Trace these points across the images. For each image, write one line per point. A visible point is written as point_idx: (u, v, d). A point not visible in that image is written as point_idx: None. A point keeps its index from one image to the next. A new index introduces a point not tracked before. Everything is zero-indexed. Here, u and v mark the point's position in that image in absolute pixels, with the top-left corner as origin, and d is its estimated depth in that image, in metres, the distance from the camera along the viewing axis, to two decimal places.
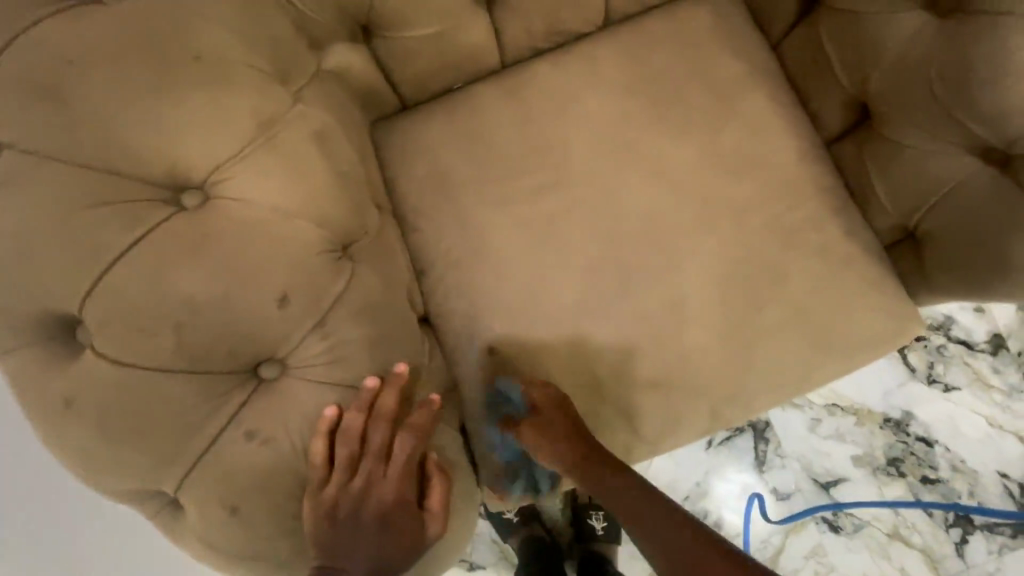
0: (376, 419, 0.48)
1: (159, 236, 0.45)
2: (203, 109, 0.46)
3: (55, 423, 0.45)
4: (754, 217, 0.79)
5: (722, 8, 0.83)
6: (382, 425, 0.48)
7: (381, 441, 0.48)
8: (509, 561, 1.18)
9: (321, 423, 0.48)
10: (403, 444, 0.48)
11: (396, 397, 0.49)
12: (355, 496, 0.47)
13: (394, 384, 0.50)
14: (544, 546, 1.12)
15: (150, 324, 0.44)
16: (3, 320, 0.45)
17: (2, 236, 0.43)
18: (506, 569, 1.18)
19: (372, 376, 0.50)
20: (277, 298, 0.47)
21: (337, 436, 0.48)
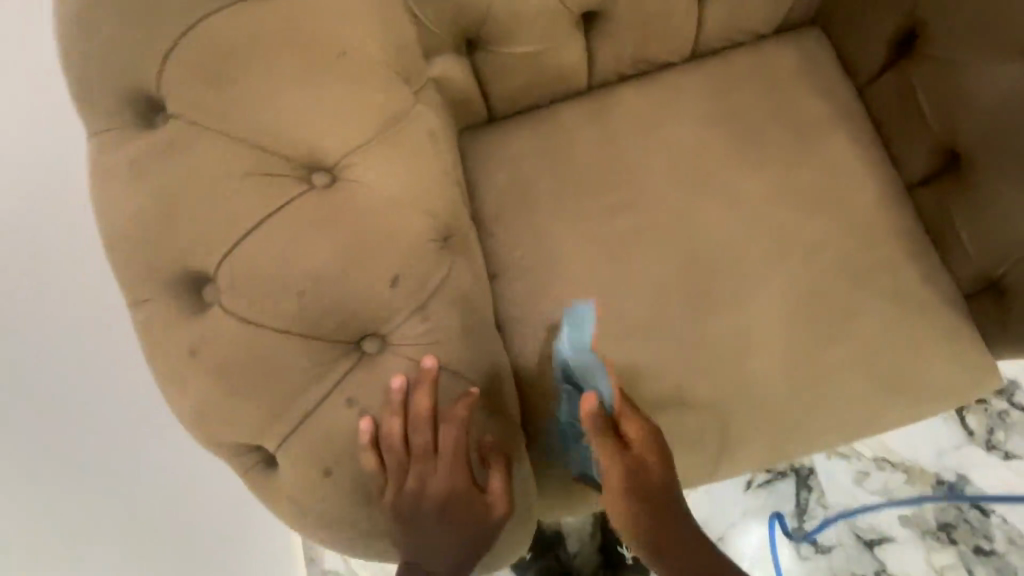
0: (411, 422, 0.48)
1: (295, 209, 0.49)
2: (343, 100, 0.51)
3: (178, 370, 0.48)
4: (830, 253, 0.80)
5: (808, 50, 0.85)
6: (421, 427, 0.49)
7: (426, 441, 0.49)
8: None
9: (362, 437, 0.48)
10: (448, 438, 0.49)
11: (428, 396, 0.49)
12: (412, 497, 0.48)
13: (424, 383, 0.49)
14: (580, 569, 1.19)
15: (280, 287, 0.48)
16: (143, 271, 0.49)
17: (160, 195, 0.48)
18: None
19: (398, 377, 0.49)
20: (390, 279, 0.50)
21: (382, 445, 0.48)
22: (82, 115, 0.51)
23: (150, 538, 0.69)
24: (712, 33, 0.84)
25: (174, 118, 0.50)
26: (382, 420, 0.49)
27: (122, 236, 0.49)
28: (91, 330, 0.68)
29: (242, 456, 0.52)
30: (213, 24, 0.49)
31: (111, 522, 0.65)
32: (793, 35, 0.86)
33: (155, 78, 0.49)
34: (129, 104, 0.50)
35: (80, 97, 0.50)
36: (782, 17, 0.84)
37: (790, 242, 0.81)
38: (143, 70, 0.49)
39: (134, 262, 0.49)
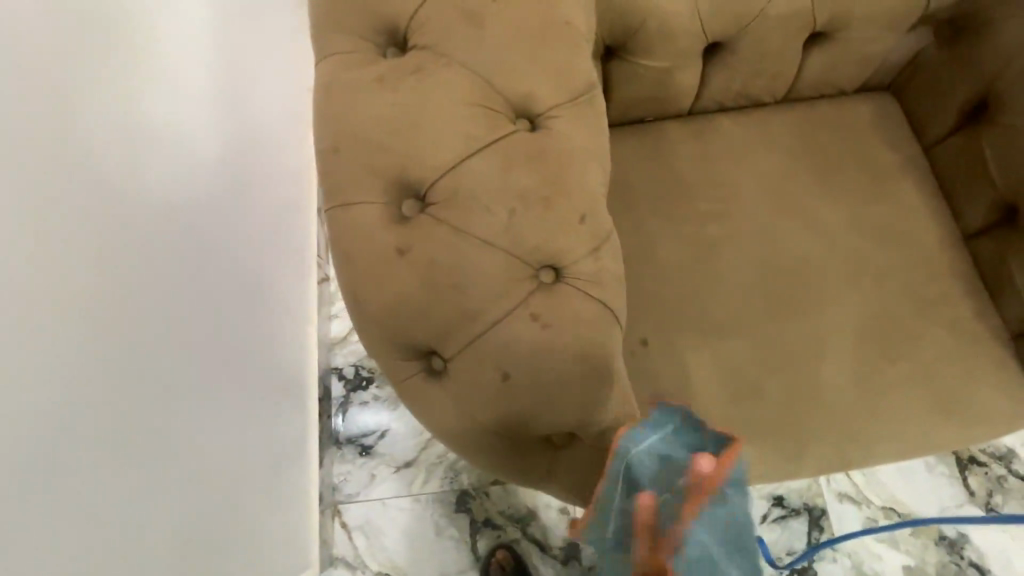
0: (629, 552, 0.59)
1: (510, 142, 0.56)
2: (557, 61, 0.58)
3: (385, 266, 0.54)
4: (895, 283, 0.89)
5: (884, 110, 0.98)
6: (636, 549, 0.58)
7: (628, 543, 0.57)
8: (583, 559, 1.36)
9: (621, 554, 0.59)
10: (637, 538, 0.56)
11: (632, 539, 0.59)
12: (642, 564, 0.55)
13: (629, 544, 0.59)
14: None
15: (491, 205, 0.54)
16: (367, 177, 0.55)
17: (395, 113, 0.55)
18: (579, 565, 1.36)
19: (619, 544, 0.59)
20: (578, 216, 0.56)
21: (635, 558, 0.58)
22: (324, 40, 0.59)
23: (177, 471, 0.72)
24: (806, 81, 0.95)
25: (416, 51, 0.57)
26: (561, 342, 0.55)
27: (345, 144, 0.55)
28: (198, 276, 0.80)
29: (413, 359, 0.57)
30: None
31: (159, 440, 0.69)
32: (871, 95, 0.99)
33: (403, 22, 0.58)
34: (371, 39, 0.58)
35: (328, 30, 0.59)
36: (866, 78, 0.96)
37: (863, 268, 0.90)
38: (398, 11, 0.58)
39: (354, 168, 0.55)
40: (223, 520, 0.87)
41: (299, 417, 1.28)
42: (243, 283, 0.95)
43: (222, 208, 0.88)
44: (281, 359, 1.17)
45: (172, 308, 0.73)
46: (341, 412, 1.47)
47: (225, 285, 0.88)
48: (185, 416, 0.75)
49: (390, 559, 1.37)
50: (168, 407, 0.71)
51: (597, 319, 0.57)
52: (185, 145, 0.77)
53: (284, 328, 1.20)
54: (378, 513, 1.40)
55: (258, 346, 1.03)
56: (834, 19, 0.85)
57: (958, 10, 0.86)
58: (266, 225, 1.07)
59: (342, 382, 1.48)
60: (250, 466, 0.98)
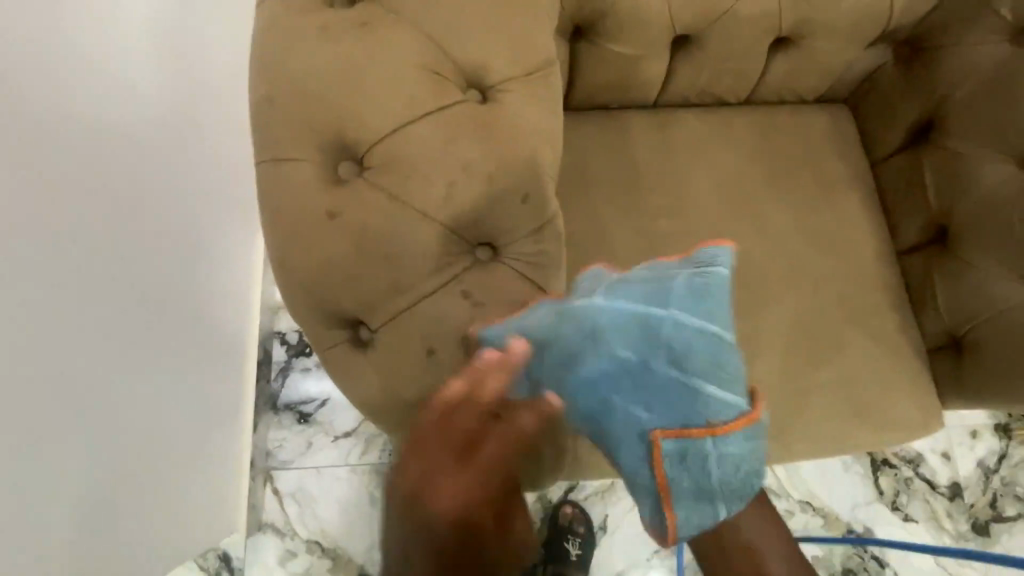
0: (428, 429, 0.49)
1: (457, 111, 0.53)
2: (514, 33, 0.56)
3: (314, 229, 0.51)
4: (830, 291, 0.93)
5: (839, 122, 1.00)
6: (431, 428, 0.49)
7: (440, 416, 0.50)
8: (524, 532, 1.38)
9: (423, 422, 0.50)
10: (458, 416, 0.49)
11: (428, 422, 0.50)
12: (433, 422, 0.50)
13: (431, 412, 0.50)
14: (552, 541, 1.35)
15: (431, 175, 0.52)
16: (303, 135, 0.52)
17: (337, 68, 0.52)
18: None
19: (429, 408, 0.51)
20: (522, 195, 0.55)
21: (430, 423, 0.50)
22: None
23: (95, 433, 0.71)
24: (768, 85, 0.96)
25: (366, 5, 0.54)
26: (491, 319, 0.55)
27: (284, 96, 0.52)
28: (131, 233, 0.75)
29: (339, 327, 0.55)
30: None
31: (63, 409, 0.65)
32: (828, 106, 1.01)
33: None
34: None
35: None
36: (826, 87, 0.98)
37: (801, 274, 0.93)
38: None
39: (292, 123, 0.52)
40: (142, 488, 0.85)
41: (238, 381, 1.24)
42: (187, 243, 0.92)
43: (165, 162, 0.83)
44: (222, 320, 1.14)
45: (98, 270, 0.69)
46: (282, 376, 1.43)
47: (161, 243, 0.83)
48: (100, 382, 0.71)
49: (321, 527, 1.36)
50: (90, 371, 0.69)
51: (529, 300, 0.56)
52: (125, 92, 0.72)
53: (227, 289, 1.17)
54: (312, 481, 1.38)
55: (201, 308, 1.00)
56: (801, 25, 0.86)
57: (914, 32, 0.89)
58: (219, 184, 1.03)
59: (284, 347, 1.45)
60: (182, 433, 0.95)
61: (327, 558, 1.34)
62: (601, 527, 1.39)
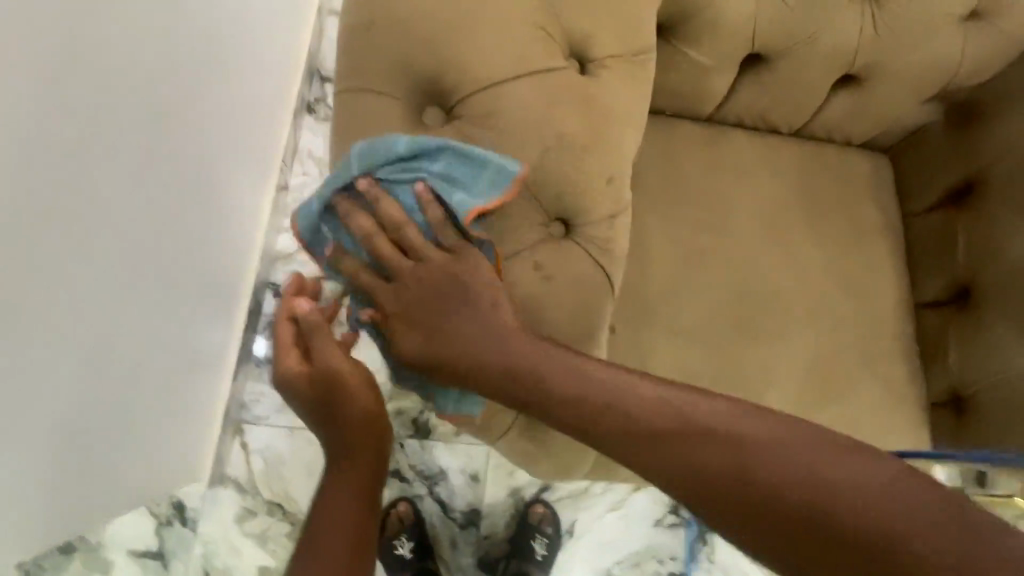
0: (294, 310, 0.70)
1: (559, 78, 0.51)
2: (624, 10, 0.54)
3: (396, 171, 0.49)
4: (848, 332, 0.94)
5: (878, 170, 1.02)
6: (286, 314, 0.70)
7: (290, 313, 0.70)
8: (491, 523, 1.36)
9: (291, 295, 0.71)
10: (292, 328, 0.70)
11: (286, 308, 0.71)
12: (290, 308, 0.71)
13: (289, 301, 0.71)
14: (520, 538, 1.33)
15: (526, 136, 0.50)
16: (397, 73, 0.50)
17: (445, 7, 0.49)
18: (486, 528, 1.36)
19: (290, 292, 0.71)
20: (607, 177, 0.53)
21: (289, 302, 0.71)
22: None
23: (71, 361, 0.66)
24: (822, 121, 0.97)
25: None
26: (556, 296, 0.53)
27: (383, 25, 0.49)
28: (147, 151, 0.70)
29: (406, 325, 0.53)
30: None
31: (46, 315, 0.60)
32: (871, 153, 1.03)
33: None
34: None
35: None
36: (874, 134, 0.99)
37: (824, 311, 0.94)
38: None
39: (388, 56, 0.49)
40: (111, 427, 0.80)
41: (225, 327, 1.18)
42: (200, 172, 0.87)
43: (193, 81, 0.77)
44: (219, 261, 1.09)
45: (103, 183, 0.63)
46: (269, 329, 1.38)
47: (176, 164, 0.78)
48: (88, 296, 0.66)
49: (286, 491, 1.30)
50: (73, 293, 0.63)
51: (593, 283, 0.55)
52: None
53: (229, 230, 1.11)
54: (283, 441, 1.32)
55: (200, 244, 0.95)
56: (871, 67, 0.87)
57: (969, 96, 0.91)
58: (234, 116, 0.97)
59: (276, 299, 1.39)
60: (160, 374, 0.90)
61: (287, 523, 1.28)
62: (568, 530, 1.37)
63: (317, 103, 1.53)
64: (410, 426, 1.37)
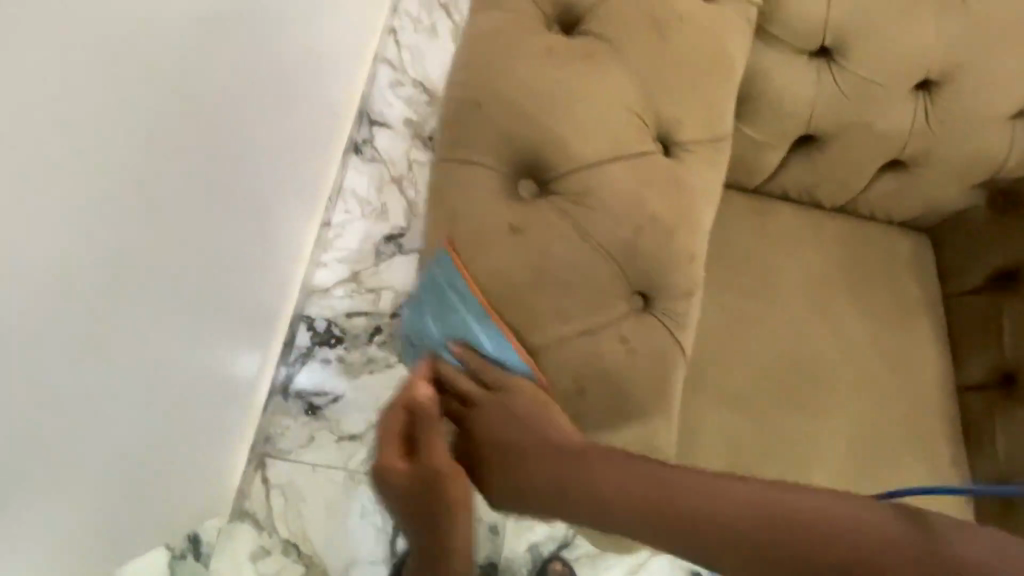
0: None
1: (650, 160, 0.53)
2: (710, 97, 0.57)
3: (494, 239, 0.50)
4: (892, 410, 0.94)
5: (919, 249, 1.04)
6: None
7: None
8: None
9: None
10: None
11: None
12: None
13: None
14: None
15: (620, 216, 0.52)
16: (501, 146, 0.51)
17: (552, 87, 0.51)
18: None
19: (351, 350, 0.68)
20: (687, 255, 0.55)
21: None
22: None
23: (154, 408, 0.67)
24: (866, 200, 0.99)
25: (583, 34, 0.53)
26: (636, 367, 0.54)
27: (491, 101, 0.52)
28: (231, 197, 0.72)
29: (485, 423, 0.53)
30: None
31: (147, 360, 0.62)
32: (911, 231, 1.05)
33: (581, 3, 0.54)
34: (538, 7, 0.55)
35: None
36: (916, 215, 1.02)
37: (868, 387, 0.94)
38: None
39: (494, 129, 0.51)
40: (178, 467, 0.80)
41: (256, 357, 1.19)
42: (260, 206, 0.88)
43: (261, 123, 0.78)
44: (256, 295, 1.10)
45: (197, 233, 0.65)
46: (299, 362, 1.38)
47: (254, 201, 0.81)
48: (172, 329, 0.65)
49: (303, 529, 1.28)
50: (163, 343, 0.64)
51: (669, 355, 0.56)
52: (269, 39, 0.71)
53: (267, 262, 1.13)
54: (304, 478, 1.31)
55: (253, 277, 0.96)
56: (920, 154, 0.90)
57: (1015, 184, 0.93)
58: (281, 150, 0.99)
59: (309, 332, 1.40)
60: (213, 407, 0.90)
61: (302, 564, 1.25)
62: None
63: (364, 144, 1.58)
64: None
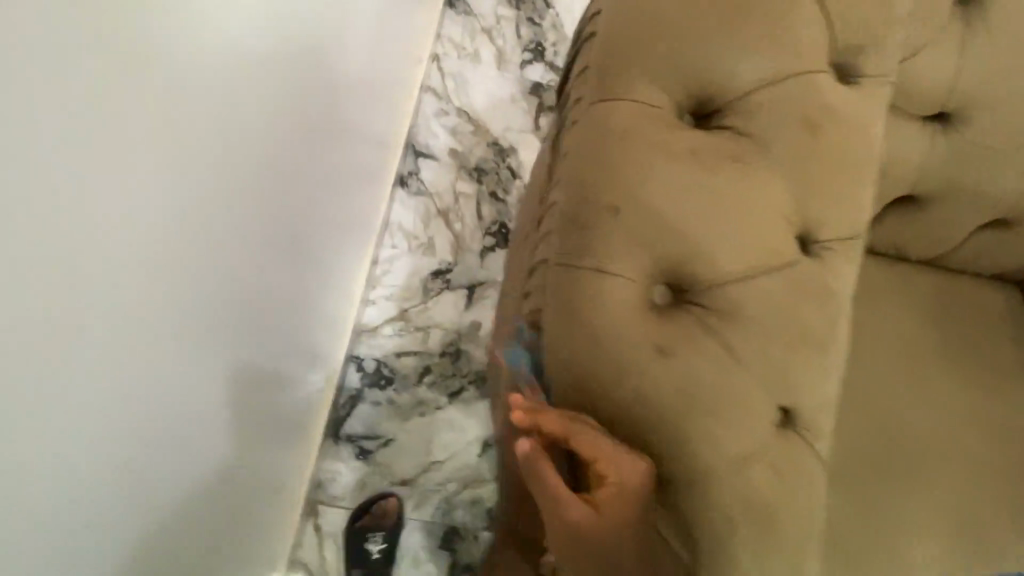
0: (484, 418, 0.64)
1: (797, 270, 0.50)
2: (855, 192, 0.52)
3: (638, 360, 0.47)
4: (1000, 482, 0.87)
5: (1013, 304, 0.99)
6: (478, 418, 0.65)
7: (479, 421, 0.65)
8: None
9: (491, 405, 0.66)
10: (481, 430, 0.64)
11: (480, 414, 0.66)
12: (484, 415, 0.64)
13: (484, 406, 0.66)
14: None
15: (769, 334, 0.48)
16: (642, 258, 0.48)
17: (697, 194, 0.47)
18: None
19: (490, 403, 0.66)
20: (832, 368, 0.51)
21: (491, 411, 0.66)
22: (619, 74, 0.51)
23: (178, 436, 0.64)
24: (961, 257, 0.94)
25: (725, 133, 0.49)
26: (784, 496, 0.50)
27: (630, 207, 0.48)
28: (248, 212, 0.68)
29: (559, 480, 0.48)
30: (804, 83, 0.50)
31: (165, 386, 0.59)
32: (1005, 286, 0.99)
33: (719, 98, 0.50)
34: (672, 102, 0.51)
35: (628, 79, 0.51)
36: (1011, 270, 0.96)
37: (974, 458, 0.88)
38: (718, 87, 0.50)
39: (635, 238, 0.48)
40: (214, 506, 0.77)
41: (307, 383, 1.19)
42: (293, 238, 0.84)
43: (285, 150, 0.75)
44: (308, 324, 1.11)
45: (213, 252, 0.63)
46: (349, 404, 1.36)
47: (274, 225, 0.77)
48: (192, 354, 0.63)
49: None
50: (181, 368, 0.61)
51: (815, 475, 0.51)
52: (269, 71, 0.66)
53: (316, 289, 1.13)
54: None
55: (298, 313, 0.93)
56: None
57: None
58: (330, 183, 0.96)
59: (359, 373, 1.38)
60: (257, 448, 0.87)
61: None
62: None
63: (410, 176, 1.55)
64: (486, 517, 1.31)
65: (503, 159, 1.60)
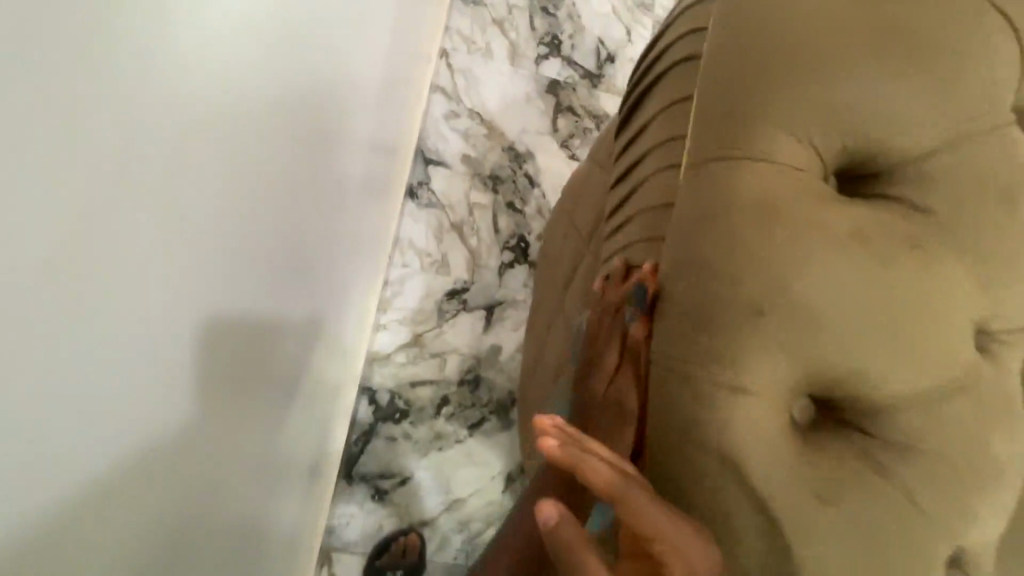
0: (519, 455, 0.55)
1: (985, 381, 0.39)
2: None
3: (796, 507, 0.37)
4: None
5: None
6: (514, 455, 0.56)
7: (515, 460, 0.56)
8: None
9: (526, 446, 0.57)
10: None
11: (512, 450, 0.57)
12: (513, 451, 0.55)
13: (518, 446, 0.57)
14: None
15: (953, 468, 0.38)
16: (795, 374, 0.37)
17: (871, 293, 0.37)
18: None
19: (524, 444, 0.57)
20: (1011, 495, 0.41)
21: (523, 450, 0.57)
22: (742, 130, 0.40)
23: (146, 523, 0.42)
24: None
25: (896, 209, 0.38)
26: None
27: (783, 308, 0.37)
28: (249, 229, 0.50)
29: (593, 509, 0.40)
30: (993, 143, 0.39)
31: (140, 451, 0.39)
32: None
33: (884, 160, 0.39)
34: (822, 166, 0.40)
35: (768, 135, 0.40)
36: None
37: None
38: (885, 147, 0.39)
39: (787, 350, 0.37)
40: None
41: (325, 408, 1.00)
42: (301, 270, 0.68)
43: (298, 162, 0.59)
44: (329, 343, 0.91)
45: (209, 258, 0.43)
46: (363, 442, 1.15)
47: (280, 253, 0.60)
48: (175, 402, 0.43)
49: None
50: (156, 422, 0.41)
51: None
52: (296, 90, 0.53)
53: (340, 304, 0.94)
54: None
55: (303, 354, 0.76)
56: None
57: None
58: (342, 197, 0.80)
59: (371, 406, 1.18)
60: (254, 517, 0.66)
61: None
62: None
63: (420, 186, 1.29)
64: None
65: (520, 165, 1.34)
